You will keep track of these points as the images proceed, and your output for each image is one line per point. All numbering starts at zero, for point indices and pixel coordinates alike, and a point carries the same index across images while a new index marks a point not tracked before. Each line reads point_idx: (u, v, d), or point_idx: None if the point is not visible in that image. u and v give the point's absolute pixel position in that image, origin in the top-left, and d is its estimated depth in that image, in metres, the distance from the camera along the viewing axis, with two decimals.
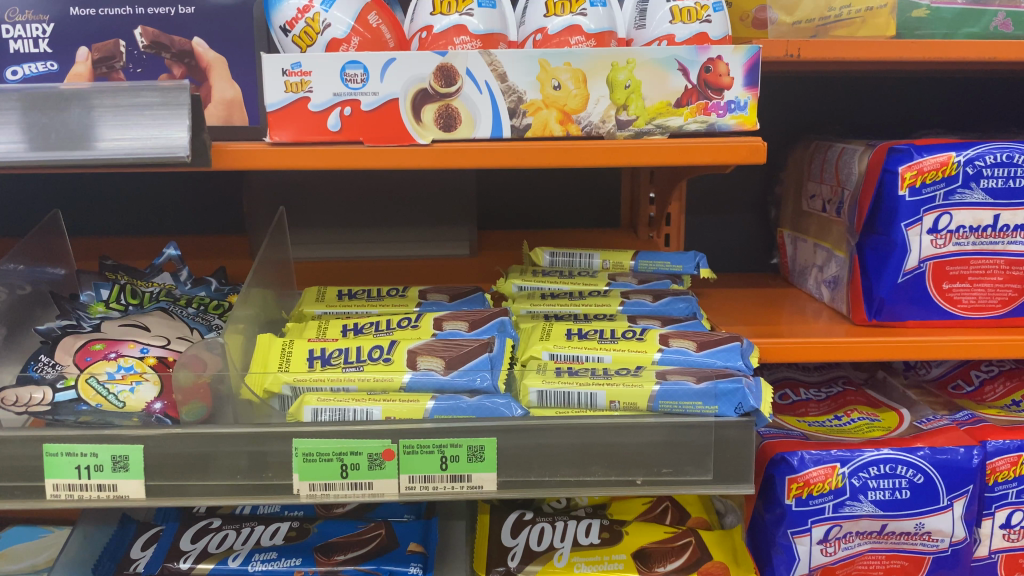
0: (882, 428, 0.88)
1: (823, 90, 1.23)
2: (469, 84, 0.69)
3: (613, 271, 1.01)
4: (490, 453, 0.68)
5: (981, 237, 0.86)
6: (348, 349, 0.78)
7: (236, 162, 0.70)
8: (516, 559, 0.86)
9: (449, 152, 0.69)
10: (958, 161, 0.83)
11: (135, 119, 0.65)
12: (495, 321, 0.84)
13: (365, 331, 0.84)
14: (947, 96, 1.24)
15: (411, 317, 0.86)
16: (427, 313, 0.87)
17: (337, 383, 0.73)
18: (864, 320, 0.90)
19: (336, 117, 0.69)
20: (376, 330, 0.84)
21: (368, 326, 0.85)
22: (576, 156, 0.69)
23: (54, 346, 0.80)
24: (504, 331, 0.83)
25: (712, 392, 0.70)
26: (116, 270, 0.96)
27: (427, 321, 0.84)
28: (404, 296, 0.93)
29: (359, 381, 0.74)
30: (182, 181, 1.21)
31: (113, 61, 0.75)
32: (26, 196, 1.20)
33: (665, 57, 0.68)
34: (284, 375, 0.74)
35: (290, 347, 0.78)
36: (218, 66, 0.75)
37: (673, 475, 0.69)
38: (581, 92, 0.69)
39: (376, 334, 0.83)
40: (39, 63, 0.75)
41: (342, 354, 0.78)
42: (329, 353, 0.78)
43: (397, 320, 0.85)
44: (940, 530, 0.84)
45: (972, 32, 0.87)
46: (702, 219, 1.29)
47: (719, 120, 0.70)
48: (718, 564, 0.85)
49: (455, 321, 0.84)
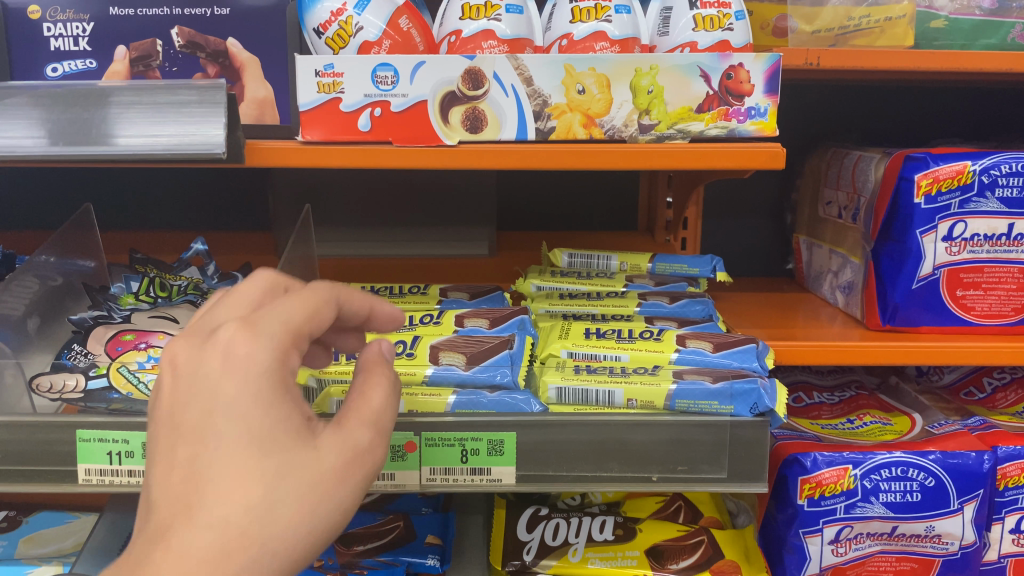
0: (894, 432, 0.90)
1: (840, 99, 1.24)
2: (495, 87, 0.71)
3: (631, 273, 1.02)
4: (509, 447, 0.70)
5: (995, 246, 0.87)
6: None
7: (268, 160, 0.71)
8: (531, 553, 0.88)
9: (474, 154, 0.71)
10: (974, 170, 0.84)
11: (173, 116, 0.68)
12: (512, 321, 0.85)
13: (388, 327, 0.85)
14: (964, 107, 1.25)
15: (431, 317, 0.87)
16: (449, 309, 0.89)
17: None
18: (878, 325, 0.91)
19: (366, 118, 0.71)
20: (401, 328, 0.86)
21: None
22: (598, 158, 0.71)
23: (85, 336, 0.82)
24: (521, 326, 0.85)
25: (728, 392, 0.72)
26: (145, 264, 0.96)
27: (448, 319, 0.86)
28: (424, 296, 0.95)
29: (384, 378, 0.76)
30: (205, 178, 1.23)
31: (150, 59, 0.78)
32: (53, 190, 1.23)
33: (688, 64, 0.70)
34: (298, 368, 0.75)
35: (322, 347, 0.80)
36: (252, 66, 0.77)
37: (688, 472, 0.71)
38: (604, 96, 0.71)
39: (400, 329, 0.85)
40: (78, 60, 0.78)
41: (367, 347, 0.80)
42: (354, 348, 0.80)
43: (420, 317, 0.87)
44: (949, 533, 0.85)
45: (989, 43, 0.88)
46: (718, 222, 1.30)
47: (739, 125, 0.72)
48: (729, 563, 0.87)
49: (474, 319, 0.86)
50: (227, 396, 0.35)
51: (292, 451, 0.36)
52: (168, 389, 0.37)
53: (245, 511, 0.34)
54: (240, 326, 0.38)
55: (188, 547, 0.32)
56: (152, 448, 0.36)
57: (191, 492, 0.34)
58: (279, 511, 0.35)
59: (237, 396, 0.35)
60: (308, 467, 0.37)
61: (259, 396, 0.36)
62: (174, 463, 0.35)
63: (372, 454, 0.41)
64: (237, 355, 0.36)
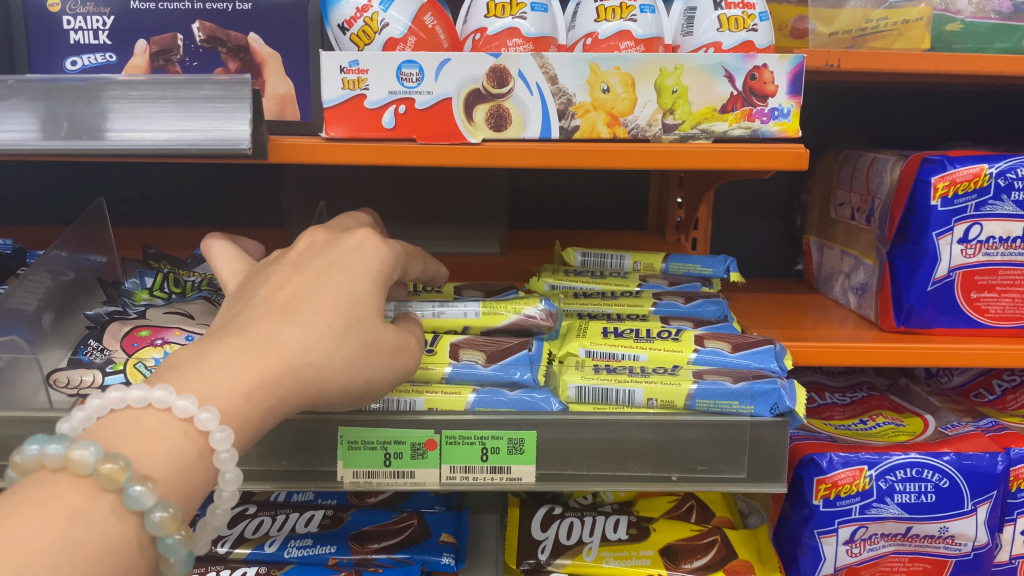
0: (907, 433, 0.90)
1: (850, 100, 1.25)
2: (521, 85, 0.70)
3: (644, 272, 1.02)
4: (530, 446, 0.70)
5: (1010, 248, 0.87)
6: None
7: (292, 157, 0.71)
8: (546, 552, 0.88)
9: (499, 152, 0.71)
10: (990, 172, 0.85)
11: (198, 110, 0.67)
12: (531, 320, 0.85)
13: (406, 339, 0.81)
14: (973, 110, 1.26)
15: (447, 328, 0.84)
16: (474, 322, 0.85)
17: None
18: (892, 326, 0.92)
19: (390, 115, 0.71)
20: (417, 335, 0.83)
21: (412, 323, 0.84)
22: (623, 158, 0.71)
23: (102, 331, 0.81)
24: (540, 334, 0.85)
25: (748, 393, 0.72)
26: (159, 260, 0.96)
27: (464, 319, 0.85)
28: (495, 312, 0.85)
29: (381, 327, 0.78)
30: (215, 174, 1.22)
31: (170, 53, 0.78)
32: (62, 185, 1.22)
33: (712, 64, 0.70)
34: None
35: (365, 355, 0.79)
36: (273, 62, 0.77)
37: (707, 472, 0.71)
38: (629, 96, 0.71)
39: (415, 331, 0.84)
40: (98, 54, 0.78)
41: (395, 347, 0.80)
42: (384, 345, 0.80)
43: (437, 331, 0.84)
44: (963, 534, 0.85)
45: (1005, 47, 0.88)
46: (727, 223, 1.31)
47: (763, 126, 0.72)
48: (743, 562, 0.87)
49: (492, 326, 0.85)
50: (347, 264, 0.56)
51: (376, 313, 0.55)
52: (311, 247, 0.58)
53: (329, 334, 0.51)
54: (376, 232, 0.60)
55: (287, 333, 0.50)
56: (278, 278, 0.55)
57: (296, 306, 0.52)
58: (353, 348, 0.53)
59: (354, 266, 0.56)
60: (376, 330, 0.55)
61: (366, 276, 0.56)
62: (291, 289, 0.54)
63: (405, 358, 0.59)
64: (365, 247, 0.58)
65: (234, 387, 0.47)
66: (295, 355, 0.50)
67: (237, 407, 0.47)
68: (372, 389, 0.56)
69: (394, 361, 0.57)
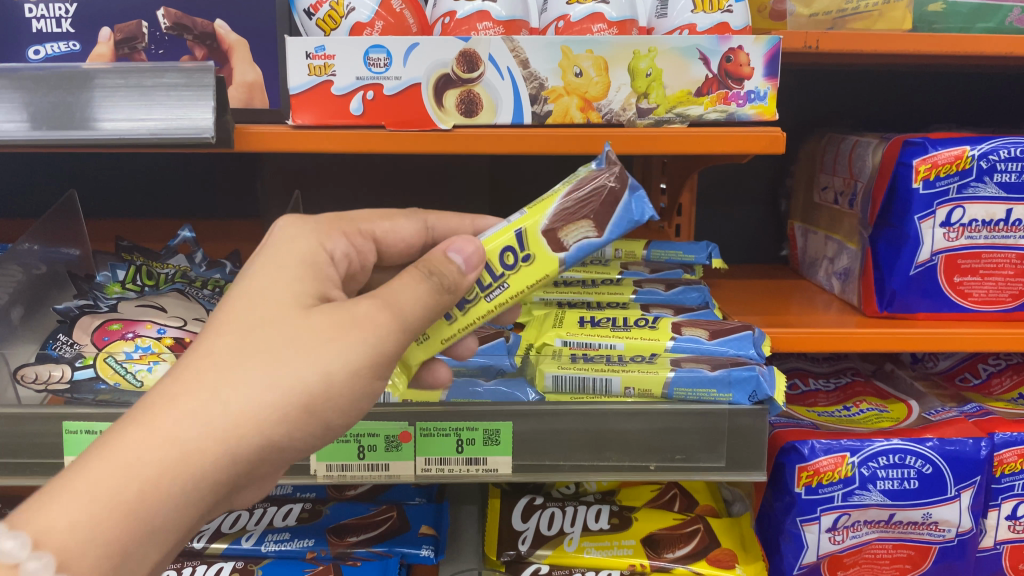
0: (891, 419, 0.89)
1: (835, 83, 1.24)
2: (491, 70, 0.69)
3: (625, 260, 1.01)
4: (506, 436, 0.69)
5: (993, 231, 0.86)
6: None
7: (260, 145, 0.70)
8: (526, 543, 0.87)
9: (470, 138, 0.70)
10: (972, 155, 0.83)
11: (161, 99, 0.66)
12: (623, 202, 0.59)
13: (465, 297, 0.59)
14: (958, 92, 1.25)
15: (512, 241, 0.59)
16: (526, 219, 0.60)
17: None
18: (875, 311, 0.91)
19: (359, 101, 0.69)
20: (488, 293, 0.60)
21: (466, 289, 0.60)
22: (597, 143, 0.70)
23: (71, 326, 0.80)
24: (516, 334, 0.84)
25: (726, 380, 0.71)
26: (131, 252, 0.91)
27: (547, 246, 0.59)
28: (541, 198, 0.61)
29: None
30: (193, 165, 1.21)
31: (135, 41, 0.76)
32: (36, 178, 1.20)
33: (687, 46, 0.69)
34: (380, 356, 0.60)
35: (419, 338, 0.60)
36: (240, 49, 0.75)
37: (685, 461, 0.70)
38: (602, 79, 0.69)
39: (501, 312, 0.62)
40: (62, 43, 0.76)
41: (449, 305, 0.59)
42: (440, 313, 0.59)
43: (497, 256, 0.59)
44: (947, 520, 0.85)
45: (987, 27, 0.87)
46: (712, 209, 1.29)
47: (739, 109, 0.71)
48: (726, 552, 0.86)
49: (587, 224, 0.59)
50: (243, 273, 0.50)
51: (281, 308, 0.47)
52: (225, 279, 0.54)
53: (220, 363, 0.44)
54: (286, 228, 0.55)
55: (162, 385, 0.44)
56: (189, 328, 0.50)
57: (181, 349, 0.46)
58: (256, 364, 0.45)
59: (251, 269, 0.50)
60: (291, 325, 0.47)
61: (276, 274, 0.50)
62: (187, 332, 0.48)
63: (363, 331, 0.48)
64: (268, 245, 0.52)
65: (79, 483, 0.40)
66: (167, 403, 0.43)
67: (86, 497, 0.39)
68: (319, 390, 0.46)
69: (334, 346, 0.46)
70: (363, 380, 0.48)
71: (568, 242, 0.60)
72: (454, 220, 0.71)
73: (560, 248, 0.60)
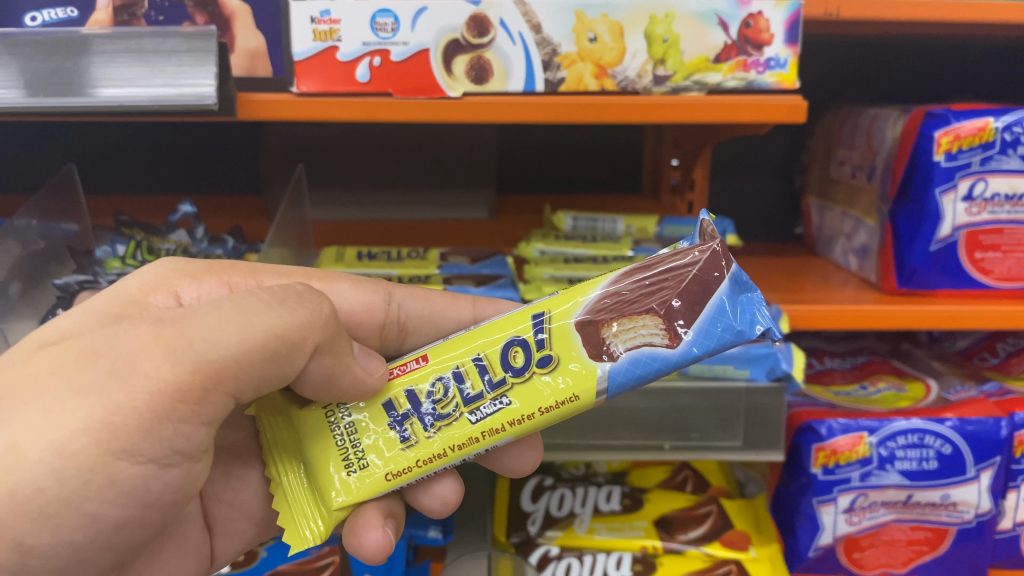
0: (909, 398, 0.87)
1: (849, 57, 1.21)
2: (503, 34, 0.67)
3: (637, 237, 0.98)
4: None
5: (1015, 206, 0.83)
6: (390, 250, 0.94)
7: (262, 114, 0.67)
8: (536, 524, 0.86)
9: (480, 105, 0.67)
10: (996, 127, 0.80)
11: (161, 66, 0.64)
12: (717, 296, 0.50)
13: (443, 407, 0.52)
14: (978, 65, 1.22)
15: (527, 333, 0.52)
16: (556, 308, 0.52)
17: (380, 271, 0.89)
18: (894, 288, 0.89)
19: (365, 67, 0.67)
20: (476, 403, 0.52)
21: (448, 399, 0.52)
22: (615, 111, 0.67)
23: (71, 301, 0.78)
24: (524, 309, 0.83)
25: (744, 357, 0.69)
26: (131, 227, 0.92)
27: (572, 345, 0.51)
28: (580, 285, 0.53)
29: (425, 348, 0.55)
30: (196, 137, 1.19)
31: (133, 7, 0.70)
32: (38, 151, 1.18)
33: (704, 11, 0.67)
34: (302, 465, 0.54)
35: (352, 471, 0.52)
36: (242, 15, 0.69)
37: (701, 440, 0.72)
38: (617, 45, 0.67)
39: (489, 446, 0.52)
40: (58, 9, 0.70)
41: (417, 415, 0.52)
42: (401, 423, 0.52)
43: (502, 352, 0.52)
44: (966, 502, 0.82)
45: None
46: (724, 185, 1.27)
47: (758, 77, 0.68)
48: (740, 533, 0.84)
49: (648, 322, 0.50)
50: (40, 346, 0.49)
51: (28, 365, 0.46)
52: None
53: None
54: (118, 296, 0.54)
55: None
56: None
57: None
58: None
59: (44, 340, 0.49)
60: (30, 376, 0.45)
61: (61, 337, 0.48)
62: None
63: (107, 382, 0.43)
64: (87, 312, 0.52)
65: None
66: None
67: None
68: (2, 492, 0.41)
69: (42, 418, 0.42)
70: (91, 461, 0.43)
71: (618, 346, 0.51)
72: (440, 301, 0.64)
73: (601, 351, 0.51)
